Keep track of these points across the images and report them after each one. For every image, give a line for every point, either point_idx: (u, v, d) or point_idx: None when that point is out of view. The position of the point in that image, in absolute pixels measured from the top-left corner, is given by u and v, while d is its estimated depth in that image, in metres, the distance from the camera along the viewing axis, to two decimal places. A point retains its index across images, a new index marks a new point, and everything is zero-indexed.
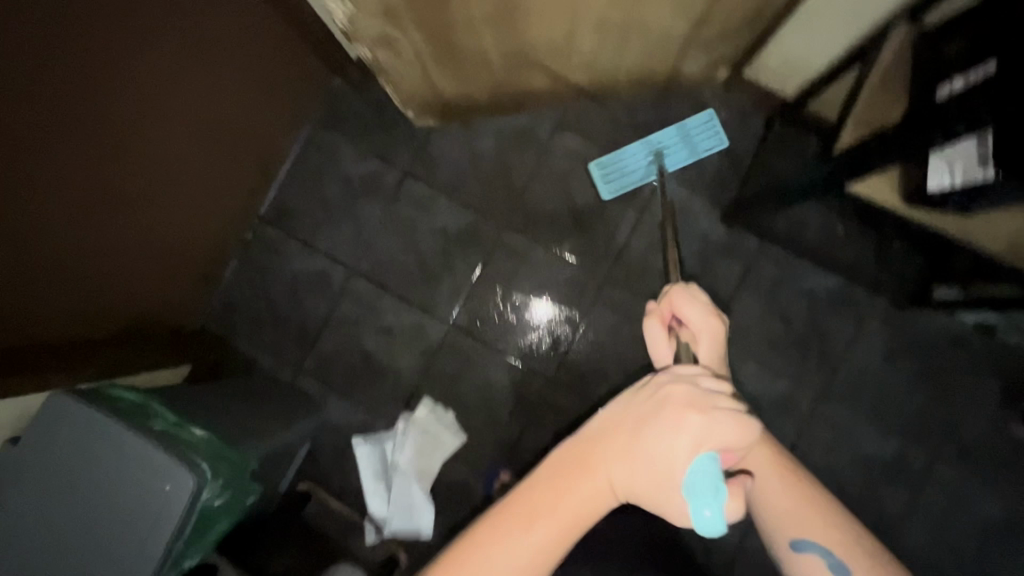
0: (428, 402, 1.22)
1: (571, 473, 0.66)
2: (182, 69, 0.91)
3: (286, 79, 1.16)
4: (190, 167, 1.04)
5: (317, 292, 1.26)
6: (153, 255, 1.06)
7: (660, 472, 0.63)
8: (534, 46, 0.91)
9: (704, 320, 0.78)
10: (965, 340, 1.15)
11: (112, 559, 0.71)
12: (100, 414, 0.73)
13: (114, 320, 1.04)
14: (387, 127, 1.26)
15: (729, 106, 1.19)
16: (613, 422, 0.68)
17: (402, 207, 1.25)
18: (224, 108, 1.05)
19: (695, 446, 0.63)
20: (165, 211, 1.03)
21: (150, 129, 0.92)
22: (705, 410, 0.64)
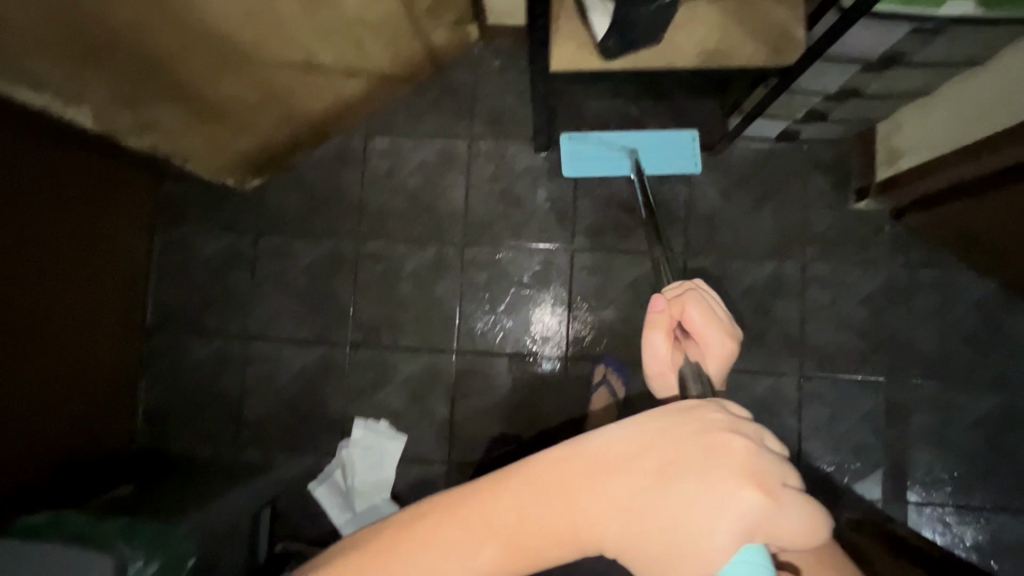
0: (360, 421, 1.27)
1: (577, 489, 0.57)
2: (45, 235, 1.05)
3: (127, 201, 1.26)
4: (69, 306, 1.12)
5: (223, 371, 1.32)
6: (68, 394, 1.13)
7: (681, 526, 0.57)
8: (282, 74, 1.02)
9: (720, 344, 0.81)
10: (779, 152, 1.24)
11: None
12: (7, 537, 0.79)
13: (52, 464, 1.10)
14: (224, 202, 1.34)
15: (498, 54, 1.30)
16: (653, 458, 0.58)
17: (266, 264, 1.33)
18: (89, 251, 1.16)
19: (742, 523, 0.57)
20: (57, 355, 1.10)
21: (36, 295, 1.04)
22: (771, 489, 0.58)
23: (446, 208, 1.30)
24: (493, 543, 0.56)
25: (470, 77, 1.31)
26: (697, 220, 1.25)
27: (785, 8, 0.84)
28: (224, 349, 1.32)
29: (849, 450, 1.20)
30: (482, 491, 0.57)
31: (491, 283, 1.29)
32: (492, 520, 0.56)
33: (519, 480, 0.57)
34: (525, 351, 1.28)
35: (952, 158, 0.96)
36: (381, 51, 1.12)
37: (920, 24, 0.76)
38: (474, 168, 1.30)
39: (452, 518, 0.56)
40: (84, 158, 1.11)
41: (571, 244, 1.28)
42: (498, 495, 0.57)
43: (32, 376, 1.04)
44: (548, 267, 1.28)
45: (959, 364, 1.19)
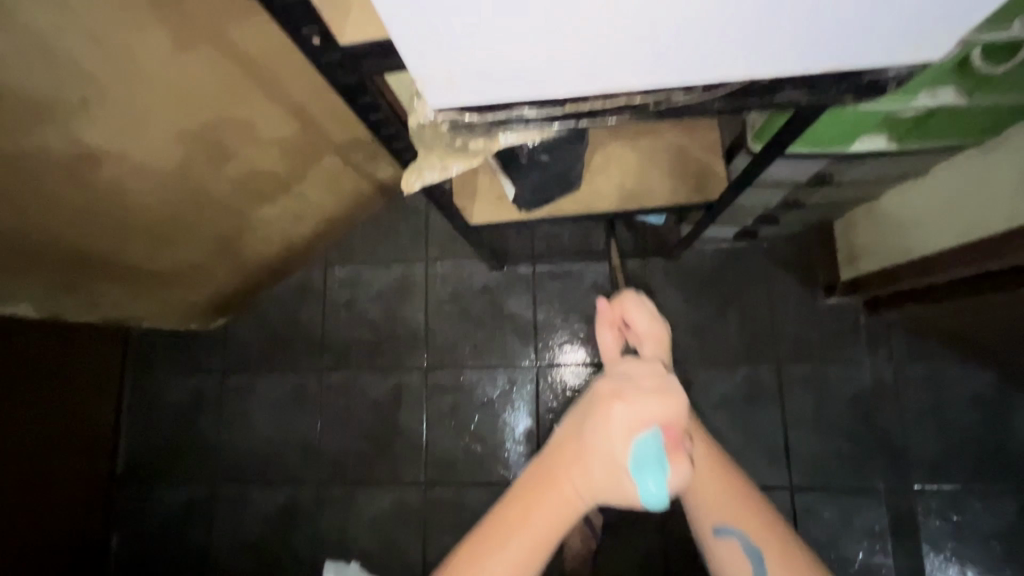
0: (330, 565, 1.22)
1: (541, 486, 0.60)
2: (40, 406, 1.10)
3: (110, 356, 1.30)
4: (31, 481, 1.09)
5: (193, 518, 1.30)
6: (46, 560, 1.14)
7: (611, 461, 0.58)
8: (227, 235, 1.05)
9: (650, 326, 0.71)
10: (738, 252, 1.20)
11: None
12: None
13: None
14: (191, 344, 1.35)
15: None
16: (574, 431, 0.61)
17: (233, 404, 1.32)
18: (76, 411, 1.20)
19: (629, 430, 0.57)
20: (30, 530, 1.09)
21: (26, 465, 1.08)
22: (629, 395, 0.59)
23: (407, 336, 1.29)
24: (508, 546, 0.59)
25: (422, 203, 1.33)
26: None
27: (701, 143, 0.83)
28: (193, 496, 1.30)
29: (856, 572, 1.08)
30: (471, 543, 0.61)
31: (456, 409, 1.25)
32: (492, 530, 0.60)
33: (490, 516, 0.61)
34: (496, 478, 1.22)
35: (925, 267, 0.89)
36: (327, 196, 1.15)
37: (839, 157, 0.74)
38: (432, 291, 1.30)
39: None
40: (55, 330, 1.12)
41: (534, 360, 1.25)
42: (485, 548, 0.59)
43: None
44: (512, 387, 1.24)
45: (965, 467, 1.09)
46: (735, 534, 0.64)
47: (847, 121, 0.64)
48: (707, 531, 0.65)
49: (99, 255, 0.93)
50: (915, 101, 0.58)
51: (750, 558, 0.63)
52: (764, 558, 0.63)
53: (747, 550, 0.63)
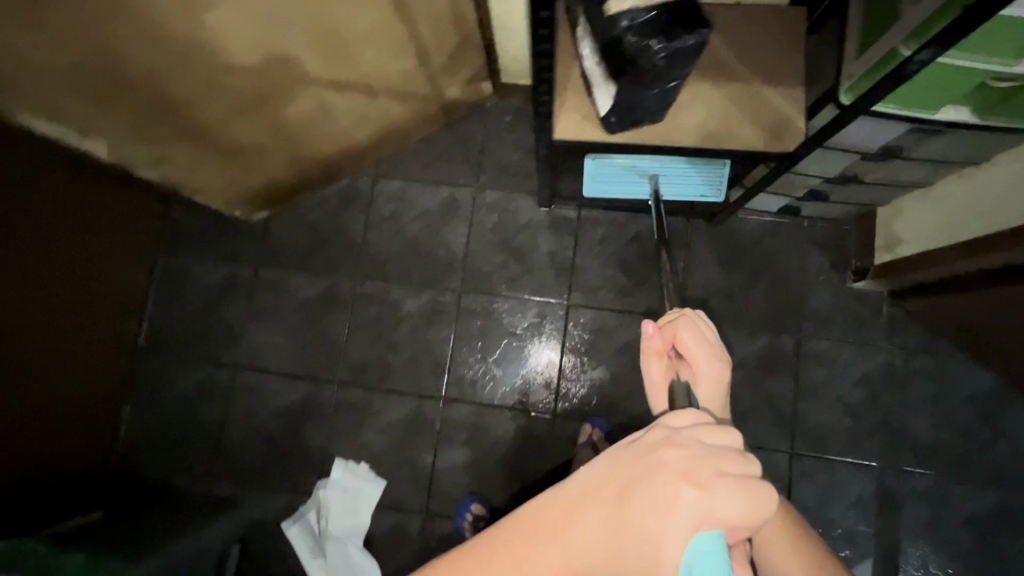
0: (340, 461, 1.25)
1: (549, 541, 0.54)
2: (82, 256, 1.12)
3: (147, 228, 1.31)
4: (61, 327, 1.10)
5: (209, 399, 1.32)
6: (66, 409, 1.16)
7: (656, 548, 0.53)
8: (295, 121, 1.07)
9: (705, 360, 0.78)
10: (779, 227, 1.25)
11: None
12: None
13: (43, 479, 1.12)
14: (227, 232, 1.36)
15: (509, 110, 1.34)
16: (618, 492, 0.55)
17: (263, 296, 1.34)
18: (111, 273, 1.22)
19: (696, 523, 0.53)
20: (59, 374, 1.12)
21: (65, 311, 1.10)
22: (706, 480, 0.55)
23: (446, 257, 1.32)
24: None
25: (480, 130, 1.34)
26: (692, 287, 1.25)
27: (786, 97, 0.86)
28: (211, 379, 1.32)
29: (837, 535, 1.16)
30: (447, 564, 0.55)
31: (484, 334, 1.29)
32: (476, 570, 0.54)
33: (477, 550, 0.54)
34: (512, 405, 1.26)
35: (970, 250, 0.94)
36: (396, 102, 1.16)
37: (921, 126, 0.78)
38: (477, 218, 1.33)
39: None
40: (105, 185, 1.14)
41: (566, 299, 1.28)
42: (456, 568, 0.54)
43: (18, 398, 1.03)
44: (541, 321, 1.28)
45: (953, 456, 1.17)
46: None
47: (943, 83, 0.69)
48: None
49: (175, 112, 0.95)
50: (1015, 67, 0.65)
51: None
52: None
53: None
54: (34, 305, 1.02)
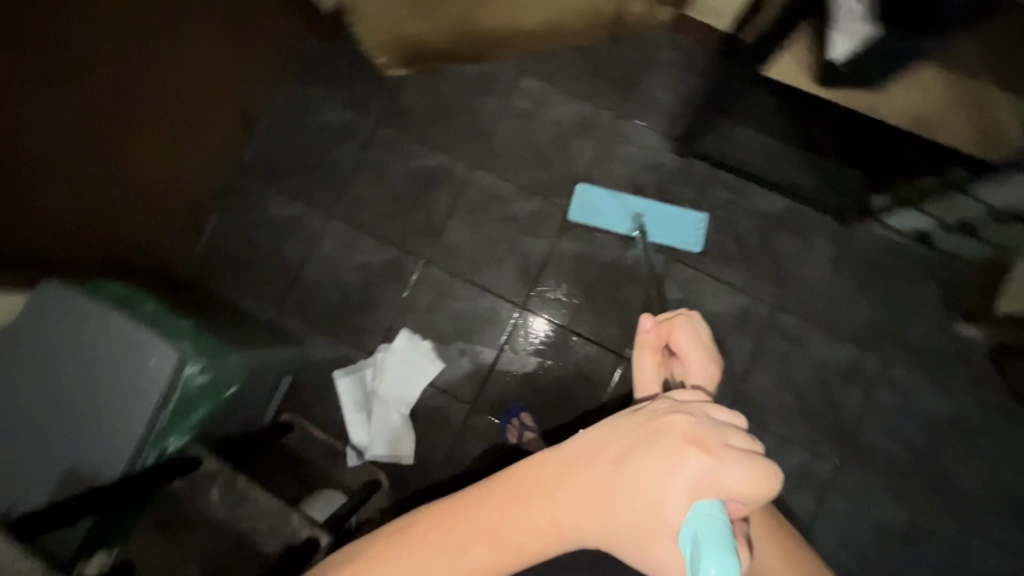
0: (406, 333, 1.27)
1: (548, 492, 0.59)
2: (173, 28, 1.13)
3: (275, 47, 1.32)
4: (149, 98, 1.12)
5: (295, 235, 1.32)
6: (164, 188, 1.21)
7: (654, 508, 0.56)
8: None
9: (699, 361, 0.76)
10: (904, 248, 1.22)
11: (108, 421, 0.78)
12: (94, 306, 0.80)
13: (133, 245, 1.19)
14: (358, 77, 1.33)
15: (675, 45, 1.29)
16: (619, 456, 0.58)
17: (375, 151, 1.32)
18: (223, 68, 1.24)
19: (695, 489, 0.54)
20: (157, 148, 1.16)
21: (161, 80, 1.13)
22: (711, 448, 0.55)
23: (565, 171, 1.30)
24: (489, 534, 0.60)
25: (639, 57, 1.30)
26: (797, 280, 1.24)
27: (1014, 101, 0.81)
28: (303, 216, 1.32)
29: (855, 552, 1.18)
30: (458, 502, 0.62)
31: (579, 259, 1.27)
32: (484, 513, 0.60)
33: (481, 494, 0.62)
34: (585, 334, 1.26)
35: None
36: None
37: None
38: (607, 144, 1.30)
39: (421, 530, 0.61)
40: None
41: (671, 251, 1.26)
42: (461, 506, 0.62)
43: (105, 152, 1.07)
44: (639, 265, 1.26)
45: (994, 517, 1.17)
46: None
47: None
48: None
49: None
50: None
51: None
52: None
53: None
54: (112, 53, 1.04)
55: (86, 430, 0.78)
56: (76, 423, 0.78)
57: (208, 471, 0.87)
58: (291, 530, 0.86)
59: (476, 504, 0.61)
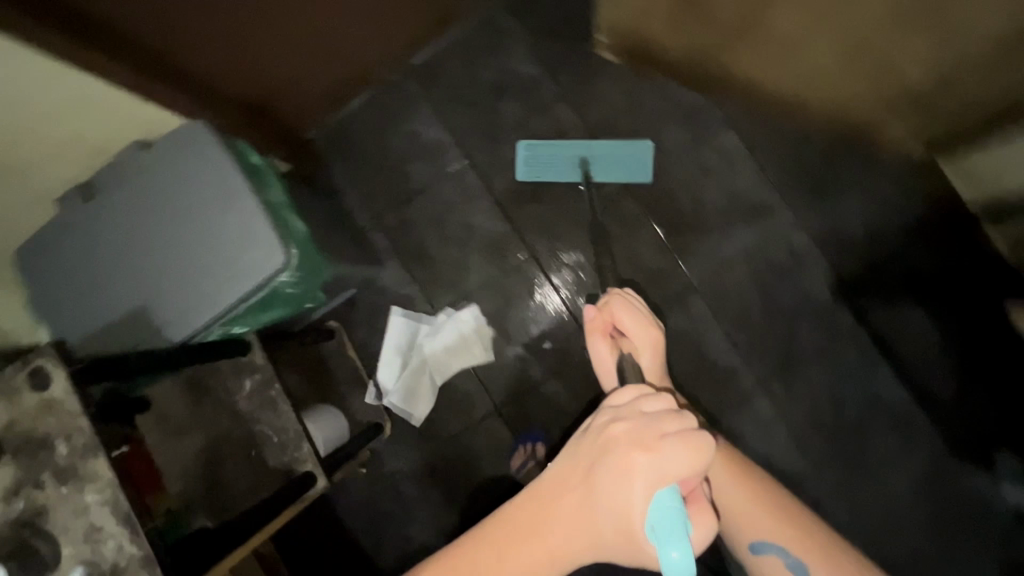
0: (475, 309, 1.22)
1: (527, 533, 0.60)
2: None
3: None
4: None
5: (426, 160, 1.26)
6: (338, 63, 1.13)
7: (625, 517, 0.56)
8: (774, 25, 0.90)
9: (642, 330, 0.82)
10: (1000, 516, 1.09)
11: (193, 288, 0.77)
12: (231, 173, 0.77)
13: (283, 103, 1.13)
14: (569, 43, 1.23)
15: (900, 184, 1.15)
16: (581, 475, 0.59)
17: (542, 124, 1.23)
18: None
19: (649, 484, 0.55)
20: (354, 27, 1.08)
21: None
22: (653, 444, 0.55)
23: (712, 245, 1.19)
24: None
25: (854, 175, 1.16)
26: (871, 481, 1.13)
27: None
28: (442, 147, 1.25)
29: None
30: (450, 558, 0.62)
31: (674, 337, 1.18)
32: (476, 561, 0.60)
33: (461, 544, 0.62)
34: None
35: None
36: (849, 92, 0.98)
37: None
38: (769, 244, 1.18)
39: None
40: None
41: (766, 381, 1.16)
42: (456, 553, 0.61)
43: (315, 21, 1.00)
44: (728, 377, 1.17)
45: None
46: (775, 550, 0.70)
47: None
48: (744, 546, 0.72)
49: None
50: None
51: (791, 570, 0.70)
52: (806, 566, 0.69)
53: (786, 562, 0.70)
54: None
55: (172, 286, 0.77)
56: (169, 278, 0.77)
57: (252, 364, 0.89)
58: (296, 456, 0.87)
59: (474, 558, 0.60)
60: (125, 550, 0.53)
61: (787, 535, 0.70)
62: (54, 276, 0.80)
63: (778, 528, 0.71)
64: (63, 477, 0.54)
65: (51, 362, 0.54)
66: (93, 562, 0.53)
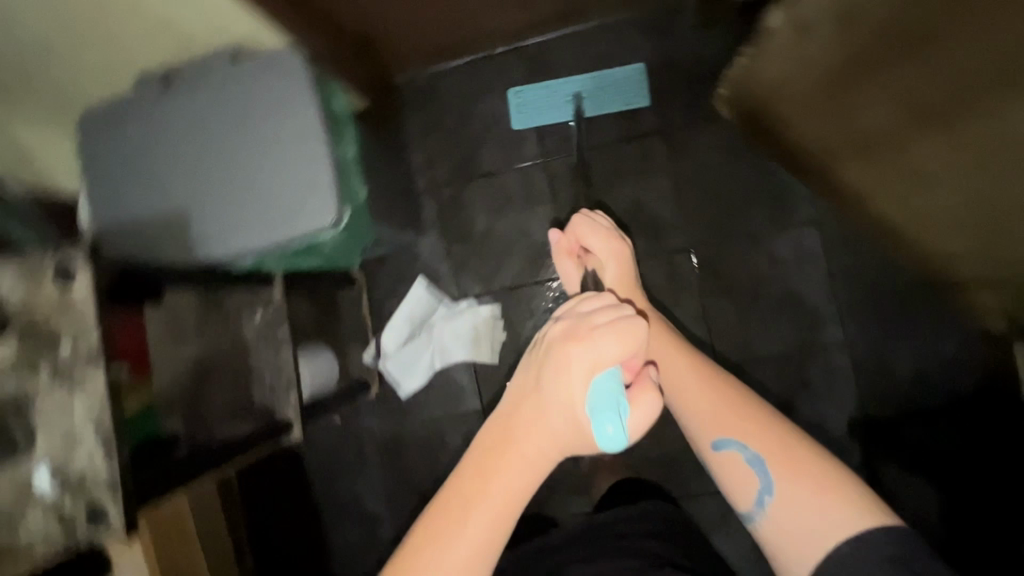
0: (495, 309, 1.20)
1: (491, 458, 0.52)
2: None
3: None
4: None
5: (502, 146, 1.22)
6: (451, 23, 1.09)
7: (572, 410, 0.52)
8: (902, 154, 0.82)
9: (604, 245, 0.77)
10: None
11: (238, 214, 0.75)
12: (312, 116, 0.74)
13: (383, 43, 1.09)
14: (686, 83, 1.16)
15: (963, 348, 1.08)
16: (528, 385, 0.55)
17: (628, 153, 1.18)
18: None
19: (589, 369, 0.52)
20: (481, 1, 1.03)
21: None
22: (587, 335, 0.53)
23: (748, 335, 1.15)
24: (471, 517, 0.51)
25: (920, 321, 1.10)
26: None
27: None
28: (523, 139, 1.21)
29: None
30: (427, 528, 0.51)
31: None
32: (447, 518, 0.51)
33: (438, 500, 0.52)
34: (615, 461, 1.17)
35: None
36: (950, 247, 0.93)
37: None
38: (805, 355, 1.13)
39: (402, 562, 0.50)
40: None
41: None
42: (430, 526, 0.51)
43: None
44: None
45: None
46: (737, 445, 0.58)
47: None
48: (705, 443, 0.60)
49: (866, 57, 0.73)
50: None
51: (751, 464, 0.57)
52: (766, 461, 0.56)
53: (748, 457, 0.57)
54: None
55: (218, 204, 0.76)
56: (218, 195, 0.76)
57: (266, 299, 0.86)
58: (280, 399, 0.87)
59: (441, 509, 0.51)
60: (95, 465, 0.53)
61: (757, 428, 0.58)
62: (111, 152, 0.79)
63: (764, 430, 0.58)
64: (58, 375, 0.53)
65: (83, 260, 0.54)
66: (61, 465, 0.53)
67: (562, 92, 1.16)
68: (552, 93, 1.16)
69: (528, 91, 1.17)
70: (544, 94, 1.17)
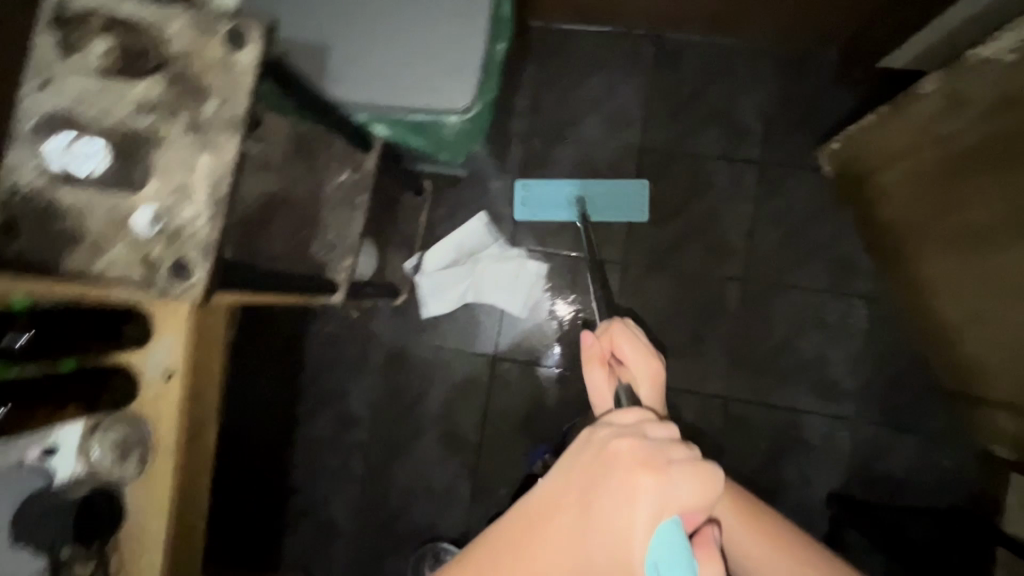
0: (542, 269, 1.21)
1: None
2: None
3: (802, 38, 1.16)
4: None
5: (606, 122, 1.24)
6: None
7: (617, 556, 0.41)
8: (977, 263, 0.84)
9: (644, 361, 0.63)
10: None
11: (375, 68, 0.76)
12: (483, 12, 0.76)
13: None
14: (798, 130, 1.19)
15: (957, 464, 1.12)
16: (563, 515, 0.42)
17: (720, 173, 1.20)
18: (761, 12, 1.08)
19: (653, 515, 0.42)
20: None
21: None
22: (660, 467, 0.43)
23: (766, 381, 1.17)
24: None
25: (928, 425, 1.13)
26: None
27: None
28: (627, 124, 1.23)
29: None
30: None
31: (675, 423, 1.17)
32: None
33: None
34: None
35: None
36: (981, 367, 0.95)
37: None
38: (811, 418, 1.16)
39: None
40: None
41: None
42: None
43: None
44: None
45: None
46: None
47: None
48: None
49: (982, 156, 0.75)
50: None
51: None
52: None
53: None
54: None
55: (359, 51, 0.77)
56: (363, 44, 0.77)
57: (360, 168, 0.91)
58: (335, 262, 0.91)
59: None
60: (197, 224, 0.54)
61: None
62: None
63: None
64: (194, 129, 0.55)
65: (257, 32, 0.55)
66: (167, 212, 0.54)
67: (566, 195, 1.20)
68: (556, 195, 1.21)
69: (537, 186, 1.21)
70: (548, 195, 1.21)
